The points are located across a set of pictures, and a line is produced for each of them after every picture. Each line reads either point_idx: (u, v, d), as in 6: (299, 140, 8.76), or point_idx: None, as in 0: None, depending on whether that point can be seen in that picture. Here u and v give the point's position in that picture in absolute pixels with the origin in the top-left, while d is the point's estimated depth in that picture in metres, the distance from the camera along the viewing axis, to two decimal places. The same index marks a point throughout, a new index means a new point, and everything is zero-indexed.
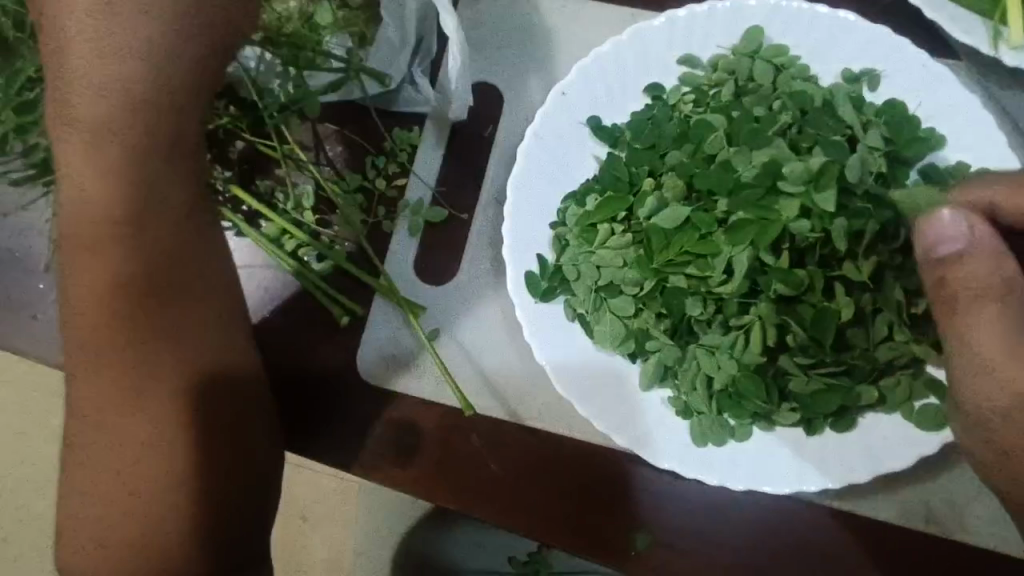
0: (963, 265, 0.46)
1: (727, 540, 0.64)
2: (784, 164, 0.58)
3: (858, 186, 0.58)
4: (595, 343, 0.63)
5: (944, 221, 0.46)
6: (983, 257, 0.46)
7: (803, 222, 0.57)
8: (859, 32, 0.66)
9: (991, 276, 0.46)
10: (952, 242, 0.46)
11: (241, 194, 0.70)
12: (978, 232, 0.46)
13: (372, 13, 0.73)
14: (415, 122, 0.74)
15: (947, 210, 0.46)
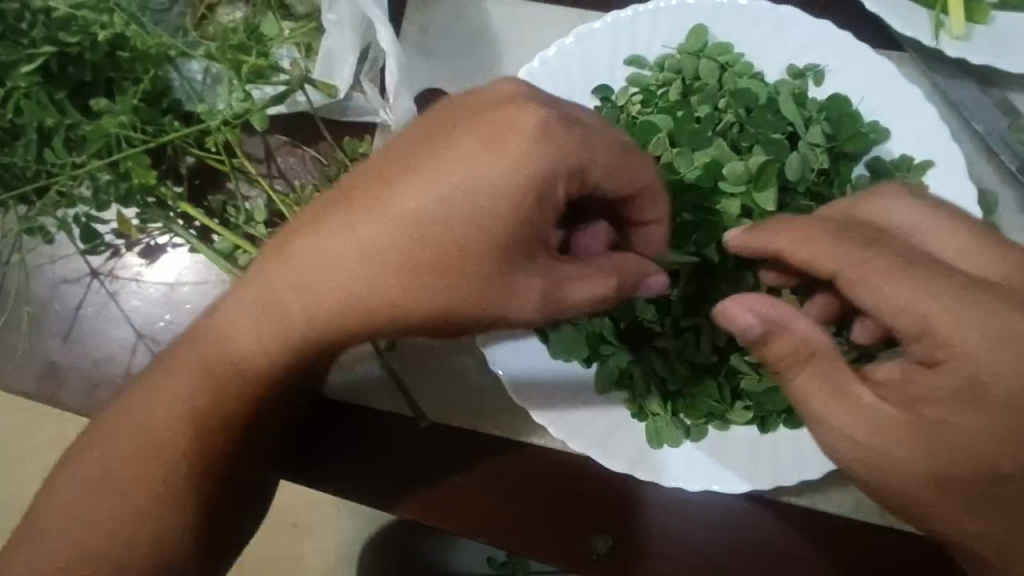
0: (768, 345, 0.47)
1: (690, 541, 0.64)
2: (725, 165, 0.59)
3: (798, 184, 0.60)
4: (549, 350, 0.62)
5: (736, 315, 0.47)
6: (783, 333, 0.47)
7: (744, 222, 0.60)
8: (804, 29, 0.65)
9: (798, 343, 0.47)
10: (750, 330, 0.47)
11: (191, 211, 0.70)
12: (768, 312, 0.47)
13: (317, 22, 0.72)
14: (365, 130, 0.73)
15: (732, 304, 0.47)
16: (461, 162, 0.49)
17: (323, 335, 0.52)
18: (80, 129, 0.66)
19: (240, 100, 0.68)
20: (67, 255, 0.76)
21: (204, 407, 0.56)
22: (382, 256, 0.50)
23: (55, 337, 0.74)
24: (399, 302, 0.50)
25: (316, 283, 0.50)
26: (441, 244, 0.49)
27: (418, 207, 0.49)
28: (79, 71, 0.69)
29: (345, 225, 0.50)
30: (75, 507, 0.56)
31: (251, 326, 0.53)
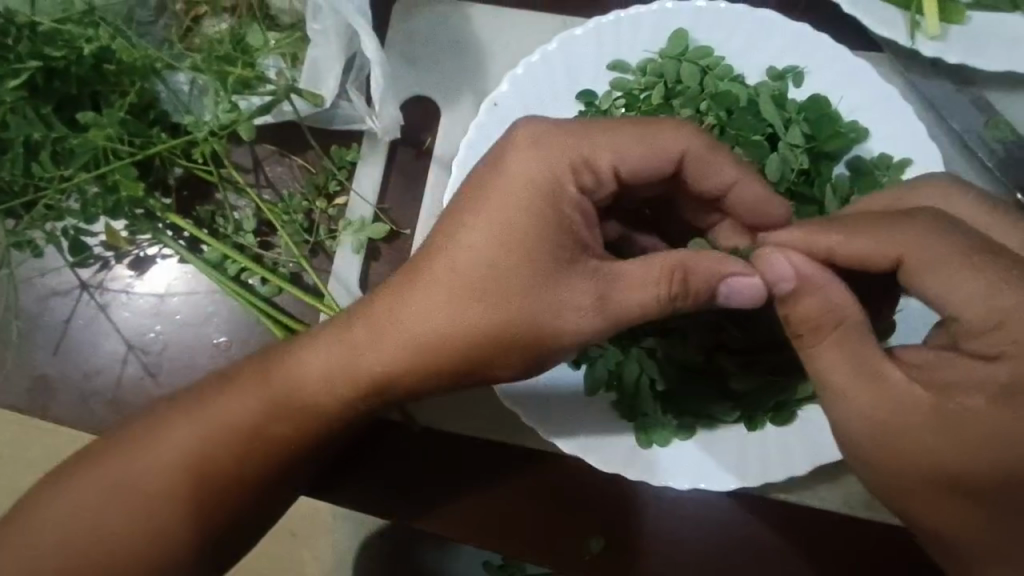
0: (798, 303, 0.48)
1: (684, 540, 0.64)
2: None
3: (778, 184, 0.61)
4: None
5: (773, 264, 0.49)
6: (810, 291, 0.48)
7: None
8: (783, 32, 0.67)
9: (824, 308, 0.47)
10: (784, 283, 0.48)
11: (179, 221, 0.70)
12: (803, 269, 0.48)
13: (302, 32, 0.73)
14: (353, 138, 0.74)
15: (773, 254, 0.49)
16: (523, 205, 0.52)
17: (402, 376, 0.54)
18: (67, 142, 0.66)
19: (226, 111, 0.68)
20: (56, 268, 0.76)
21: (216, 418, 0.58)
22: (447, 299, 0.52)
23: (45, 350, 0.74)
24: (465, 339, 0.52)
25: (388, 329, 0.53)
26: (497, 279, 0.51)
27: (473, 251, 0.52)
28: (65, 85, 0.69)
29: (421, 279, 0.53)
30: (79, 517, 0.58)
31: (331, 370, 0.56)
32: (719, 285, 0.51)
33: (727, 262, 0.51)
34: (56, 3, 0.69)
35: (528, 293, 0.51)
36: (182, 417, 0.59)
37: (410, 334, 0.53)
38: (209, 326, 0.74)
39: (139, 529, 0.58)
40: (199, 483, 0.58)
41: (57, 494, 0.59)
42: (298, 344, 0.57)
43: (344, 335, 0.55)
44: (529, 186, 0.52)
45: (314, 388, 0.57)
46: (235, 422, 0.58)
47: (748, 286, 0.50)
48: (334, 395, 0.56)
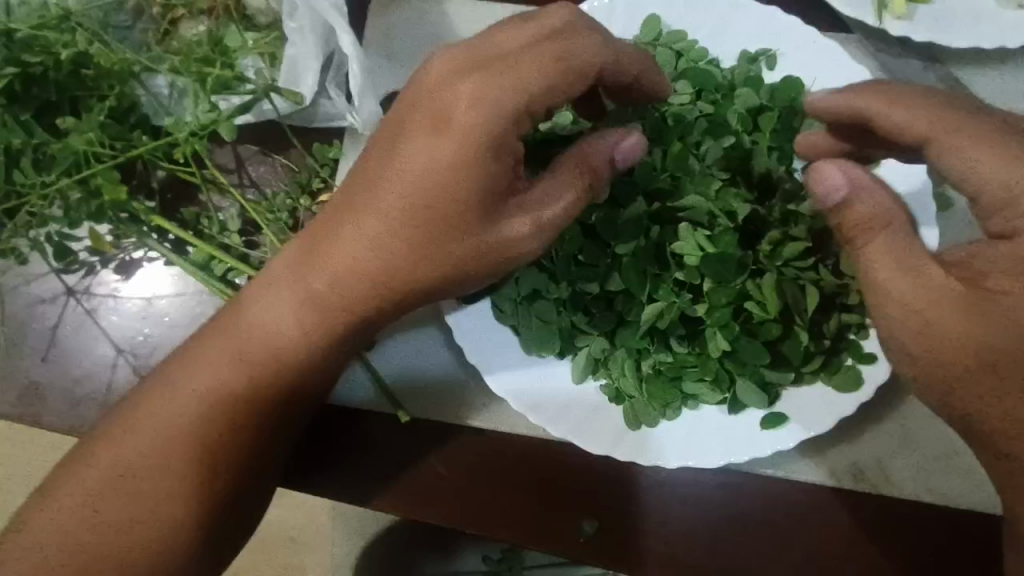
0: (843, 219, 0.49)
1: (681, 518, 0.65)
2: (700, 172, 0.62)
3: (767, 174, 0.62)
4: (531, 350, 0.64)
5: (829, 172, 0.49)
6: (866, 196, 0.49)
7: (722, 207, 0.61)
8: (754, 17, 0.68)
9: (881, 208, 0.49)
10: (836, 192, 0.49)
11: (163, 223, 0.70)
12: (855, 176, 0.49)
13: (279, 32, 0.73)
14: (336, 136, 0.75)
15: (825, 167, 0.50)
16: (435, 135, 0.55)
17: (338, 314, 0.58)
18: (48, 147, 0.66)
19: (206, 112, 0.68)
20: (42, 275, 0.76)
21: (212, 411, 0.59)
22: (387, 228, 0.56)
23: (33, 357, 0.74)
24: (407, 264, 0.56)
25: (337, 264, 0.57)
26: (438, 204, 0.55)
27: (411, 185, 0.55)
28: (43, 91, 0.69)
29: (347, 210, 0.57)
30: (75, 517, 0.58)
31: (264, 306, 0.59)
32: (609, 155, 0.57)
33: (606, 138, 0.57)
34: (30, 9, 0.68)
35: (466, 207, 0.54)
36: (171, 409, 0.59)
37: (344, 260, 0.57)
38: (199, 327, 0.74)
39: (145, 527, 0.58)
40: (202, 477, 0.59)
41: (54, 496, 0.59)
42: (251, 293, 0.60)
43: (298, 277, 0.58)
44: (465, 115, 0.54)
45: (256, 327, 0.59)
46: (231, 417, 0.59)
47: (629, 148, 0.57)
48: (297, 342, 0.59)
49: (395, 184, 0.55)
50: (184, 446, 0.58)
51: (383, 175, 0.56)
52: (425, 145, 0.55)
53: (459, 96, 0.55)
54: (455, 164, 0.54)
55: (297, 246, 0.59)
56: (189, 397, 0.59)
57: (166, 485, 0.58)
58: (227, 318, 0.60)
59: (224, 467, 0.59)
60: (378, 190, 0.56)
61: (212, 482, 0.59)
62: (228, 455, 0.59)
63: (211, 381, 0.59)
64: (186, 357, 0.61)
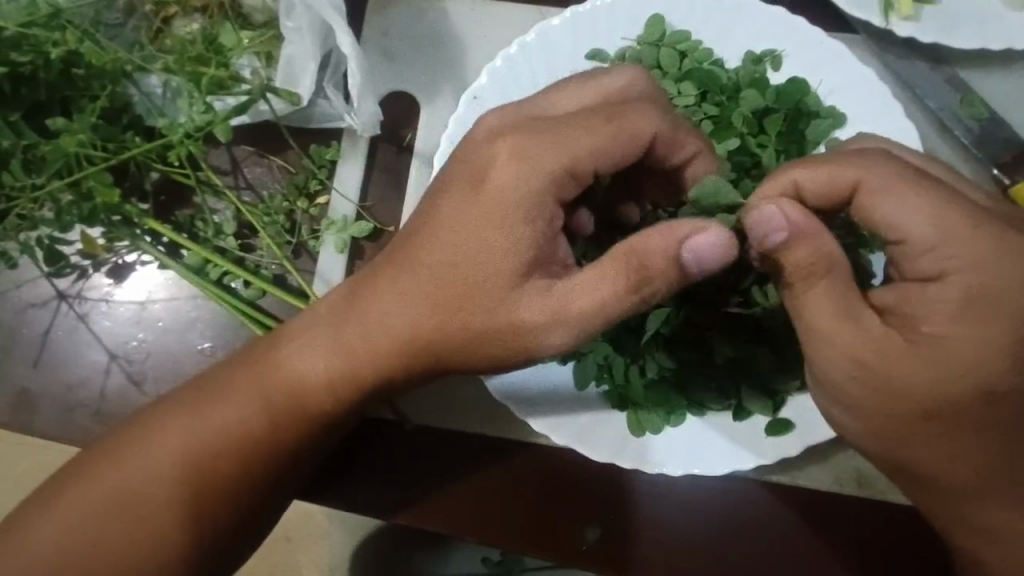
0: (791, 251, 0.45)
1: (686, 526, 0.64)
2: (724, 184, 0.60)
3: None
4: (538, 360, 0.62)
5: (765, 214, 0.46)
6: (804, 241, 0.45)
7: None
8: (760, 16, 0.67)
9: (815, 255, 0.45)
10: (777, 233, 0.45)
11: (157, 226, 0.69)
12: (795, 214, 0.45)
13: (275, 30, 0.72)
14: (333, 136, 0.74)
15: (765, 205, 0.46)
16: (486, 205, 0.50)
17: (370, 379, 0.56)
18: (38, 150, 0.65)
19: (202, 112, 0.66)
20: (33, 279, 0.74)
21: (217, 425, 0.58)
22: (424, 295, 0.52)
23: (25, 363, 0.72)
24: (438, 334, 0.52)
25: (367, 316, 0.54)
26: (466, 271, 0.51)
27: (453, 254, 0.51)
28: (33, 91, 0.67)
29: (386, 268, 0.54)
30: (73, 530, 0.57)
31: (297, 352, 0.57)
32: (676, 253, 0.47)
33: (679, 227, 0.47)
34: (17, 7, 0.66)
35: (502, 281, 0.51)
36: (174, 417, 0.58)
37: (374, 319, 0.54)
38: (193, 333, 0.72)
39: (144, 538, 0.57)
40: (198, 486, 0.57)
41: (48, 511, 0.57)
42: (287, 340, 0.58)
43: (332, 328, 0.56)
44: (516, 189, 0.50)
45: (285, 373, 0.57)
46: (228, 422, 0.58)
47: (708, 252, 0.47)
48: (327, 392, 0.57)
49: (437, 251, 0.52)
50: (182, 457, 0.57)
51: (427, 237, 0.52)
52: (473, 211, 0.51)
53: (508, 166, 0.50)
54: (500, 243, 0.50)
55: (340, 303, 0.56)
56: (190, 405, 0.59)
57: (166, 497, 0.57)
58: (253, 360, 0.58)
59: (221, 478, 0.58)
60: (417, 252, 0.52)
61: (211, 493, 0.58)
62: (226, 468, 0.58)
63: (216, 392, 0.59)
64: (209, 386, 0.59)
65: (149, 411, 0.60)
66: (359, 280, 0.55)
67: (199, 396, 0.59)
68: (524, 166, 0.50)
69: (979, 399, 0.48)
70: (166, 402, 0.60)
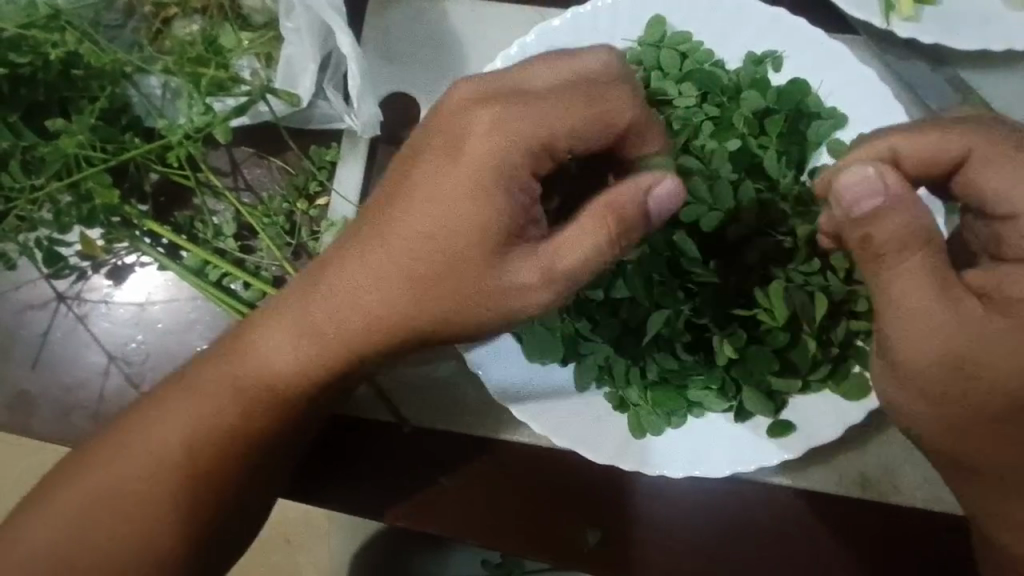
0: (876, 223, 0.43)
1: (686, 528, 0.64)
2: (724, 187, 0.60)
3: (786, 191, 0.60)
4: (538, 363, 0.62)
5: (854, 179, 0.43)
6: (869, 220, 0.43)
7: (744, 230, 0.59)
8: (760, 16, 0.67)
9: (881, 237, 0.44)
10: (867, 201, 0.43)
11: (157, 228, 0.68)
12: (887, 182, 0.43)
13: (276, 31, 0.72)
14: (332, 137, 0.73)
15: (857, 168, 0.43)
16: (461, 174, 0.51)
17: (340, 359, 0.55)
18: (37, 151, 0.64)
19: (201, 113, 0.66)
20: (32, 280, 0.74)
21: (209, 420, 0.57)
22: (396, 268, 0.52)
23: (24, 365, 0.72)
24: (411, 308, 0.52)
25: (336, 294, 0.53)
26: (439, 243, 0.51)
27: (427, 224, 0.51)
28: (32, 92, 0.67)
29: (358, 245, 0.53)
30: (71, 534, 0.56)
31: (263, 334, 0.56)
32: (643, 202, 0.49)
33: (639, 178, 0.49)
34: (16, 7, 0.66)
35: (476, 253, 0.51)
36: (168, 416, 0.58)
37: (345, 296, 0.53)
38: (193, 334, 0.72)
39: (143, 541, 0.57)
40: (197, 489, 0.57)
41: (46, 514, 0.57)
42: (252, 323, 0.56)
43: (297, 308, 0.55)
44: (492, 158, 0.50)
45: (252, 354, 0.56)
46: (223, 421, 0.57)
47: (664, 197, 0.49)
48: (296, 372, 0.56)
49: (413, 222, 0.52)
50: (181, 457, 0.57)
51: (400, 208, 0.52)
52: (448, 177, 0.51)
53: (481, 134, 0.51)
54: (474, 212, 0.50)
55: (304, 284, 0.54)
56: (186, 406, 0.58)
57: (165, 500, 0.57)
58: (224, 340, 0.57)
59: (220, 479, 0.58)
60: (390, 224, 0.52)
61: (211, 496, 0.57)
62: (227, 471, 0.57)
63: (203, 387, 0.57)
64: (181, 375, 0.59)
65: (138, 406, 0.59)
66: (326, 259, 0.54)
67: (181, 389, 0.58)
68: (497, 134, 0.50)
69: (983, 402, 0.47)
70: (152, 395, 0.59)
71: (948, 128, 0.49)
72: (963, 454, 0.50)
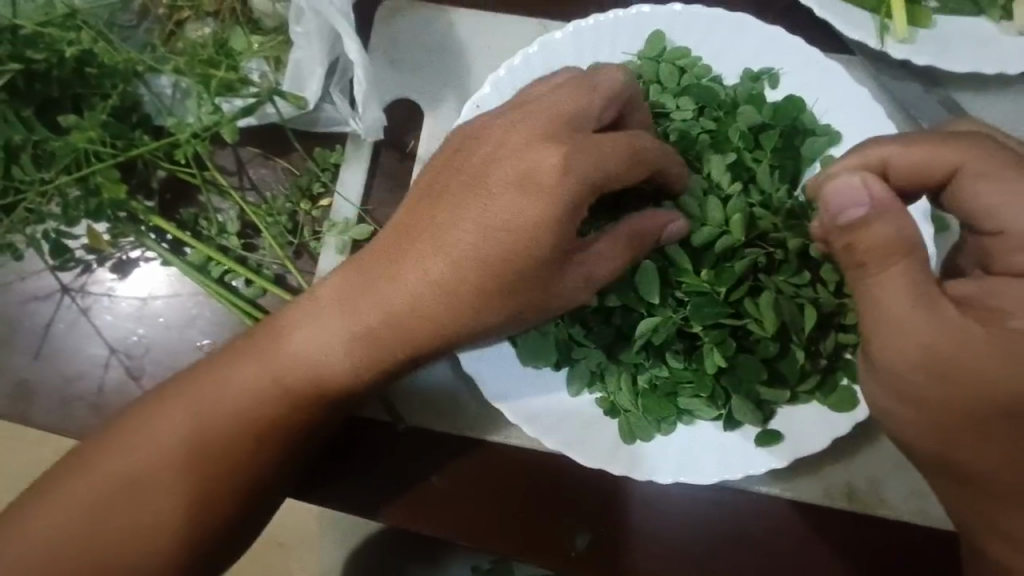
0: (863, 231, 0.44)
1: (674, 535, 0.64)
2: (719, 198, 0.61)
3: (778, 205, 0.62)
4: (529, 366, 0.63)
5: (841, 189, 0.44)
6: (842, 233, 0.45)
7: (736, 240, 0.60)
8: (758, 34, 0.68)
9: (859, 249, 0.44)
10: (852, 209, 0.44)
11: (162, 224, 0.70)
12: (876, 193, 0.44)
13: (285, 36, 0.74)
14: (336, 140, 0.75)
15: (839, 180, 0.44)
16: (508, 187, 0.55)
17: (393, 357, 0.58)
18: (48, 145, 0.66)
19: (210, 113, 0.68)
20: (37, 272, 0.75)
21: (222, 415, 0.59)
22: (452, 274, 0.56)
23: (26, 355, 0.73)
24: (468, 309, 0.57)
25: (391, 300, 0.57)
26: (490, 250, 0.55)
27: (478, 232, 0.56)
28: (47, 88, 0.69)
29: (410, 254, 0.57)
30: (65, 522, 0.57)
31: (311, 336, 0.58)
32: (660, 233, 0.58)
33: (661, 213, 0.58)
34: (35, 7, 0.69)
35: (526, 258, 0.55)
36: (172, 408, 0.59)
37: (402, 302, 0.57)
38: (194, 329, 0.73)
39: (136, 529, 0.57)
40: (191, 480, 0.58)
41: (43, 499, 0.58)
42: (297, 325, 0.59)
43: (349, 314, 0.58)
44: (538, 172, 0.54)
45: (299, 356, 0.59)
46: (225, 408, 0.59)
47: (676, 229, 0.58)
48: (345, 370, 0.59)
49: (465, 231, 0.56)
50: (185, 451, 0.58)
51: (454, 219, 0.56)
52: (497, 193, 0.55)
53: (526, 151, 0.55)
54: (524, 222, 0.54)
55: (357, 288, 0.58)
56: (189, 396, 0.59)
57: (159, 490, 0.58)
58: (263, 339, 0.60)
59: (215, 472, 0.58)
60: (442, 234, 0.56)
61: (204, 488, 0.58)
62: (223, 463, 0.58)
63: (226, 384, 0.59)
64: (219, 363, 0.60)
65: (147, 402, 0.60)
66: (378, 266, 0.58)
67: (198, 386, 0.59)
68: (545, 151, 0.54)
69: (970, 414, 0.48)
70: (166, 389, 0.60)
71: (930, 142, 0.50)
72: (951, 467, 0.51)
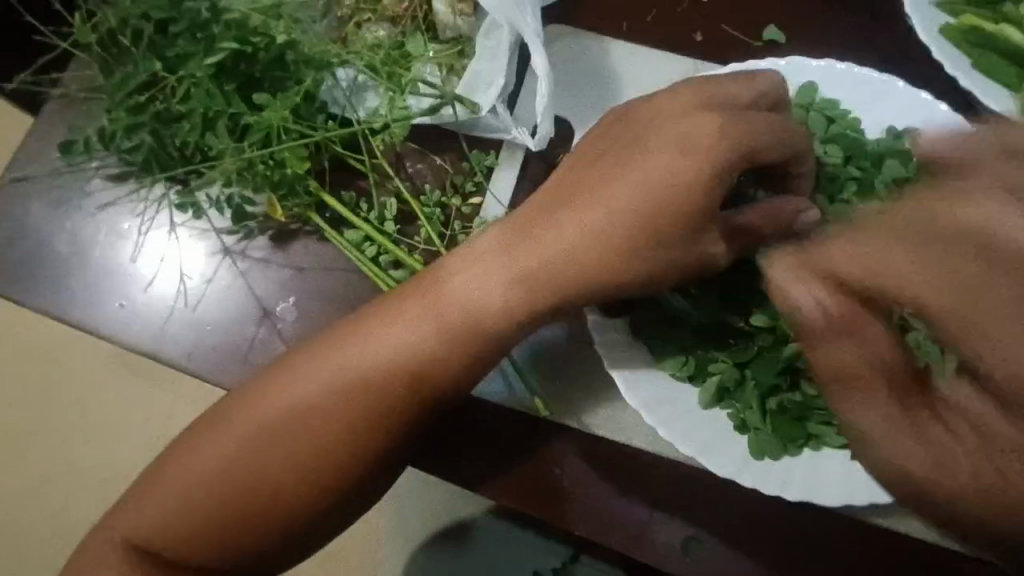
0: None
1: (784, 554, 0.65)
2: None
3: None
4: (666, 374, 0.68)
5: None
6: None
7: None
8: (904, 96, 0.73)
9: None
10: None
11: (332, 202, 0.77)
12: None
13: (460, 47, 0.81)
14: (494, 146, 0.80)
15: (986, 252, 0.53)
16: (670, 147, 0.60)
17: (546, 297, 0.63)
18: (244, 119, 0.74)
19: (396, 107, 0.77)
20: (208, 232, 0.83)
21: (378, 355, 0.63)
22: (612, 221, 0.60)
23: (188, 305, 0.80)
24: (624, 256, 0.60)
25: (550, 245, 0.62)
26: (652, 202, 0.59)
27: (640, 184, 0.60)
28: (250, 67, 0.76)
29: (573, 206, 0.62)
30: (232, 457, 0.62)
31: (471, 274, 0.64)
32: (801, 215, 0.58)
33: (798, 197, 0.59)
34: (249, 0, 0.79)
35: (688, 209, 0.58)
36: (335, 355, 0.64)
37: (560, 246, 0.62)
38: (340, 302, 0.78)
39: (293, 476, 0.62)
40: (347, 435, 0.63)
41: (213, 434, 0.64)
42: (458, 267, 0.65)
43: (509, 255, 0.63)
44: (700, 132, 0.59)
45: (458, 293, 0.64)
46: (386, 355, 0.63)
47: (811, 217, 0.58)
48: (500, 306, 0.63)
49: (626, 182, 0.61)
50: (341, 389, 0.63)
51: (615, 173, 0.61)
52: (660, 150, 0.60)
53: (685, 119, 0.61)
54: (687, 172, 0.58)
55: (522, 230, 0.63)
56: (348, 342, 0.64)
57: (317, 442, 0.62)
58: (426, 278, 0.66)
59: (368, 425, 0.63)
60: (603, 187, 0.62)
61: (357, 446, 0.63)
62: (376, 420, 0.63)
63: (386, 326, 0.64)
64: (383, 304, 0.66)
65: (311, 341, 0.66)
66: (541, 213, 0.64)
67: (359, 330, 0.65)
68: (703, 117, 0.60)
69: None
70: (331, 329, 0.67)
71: None
72: None
